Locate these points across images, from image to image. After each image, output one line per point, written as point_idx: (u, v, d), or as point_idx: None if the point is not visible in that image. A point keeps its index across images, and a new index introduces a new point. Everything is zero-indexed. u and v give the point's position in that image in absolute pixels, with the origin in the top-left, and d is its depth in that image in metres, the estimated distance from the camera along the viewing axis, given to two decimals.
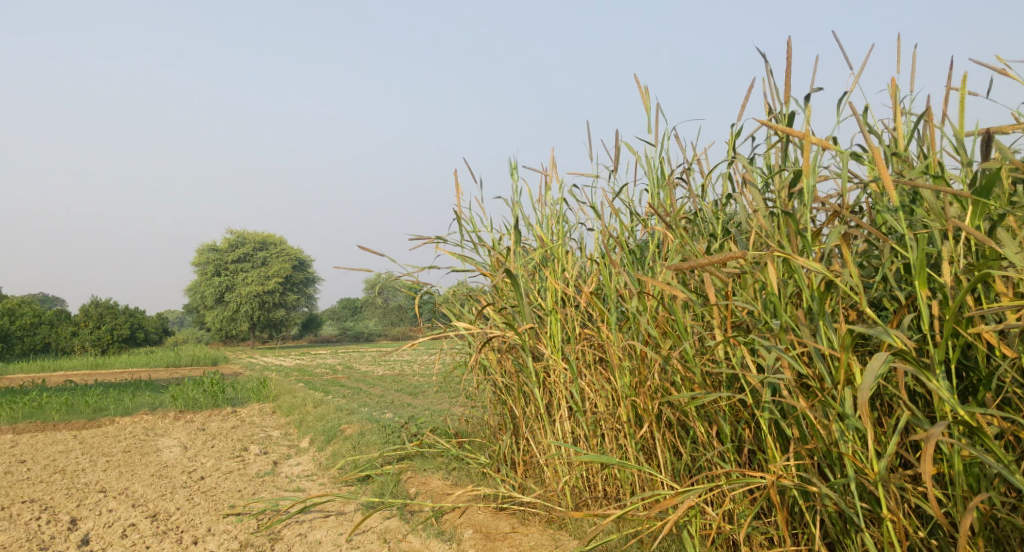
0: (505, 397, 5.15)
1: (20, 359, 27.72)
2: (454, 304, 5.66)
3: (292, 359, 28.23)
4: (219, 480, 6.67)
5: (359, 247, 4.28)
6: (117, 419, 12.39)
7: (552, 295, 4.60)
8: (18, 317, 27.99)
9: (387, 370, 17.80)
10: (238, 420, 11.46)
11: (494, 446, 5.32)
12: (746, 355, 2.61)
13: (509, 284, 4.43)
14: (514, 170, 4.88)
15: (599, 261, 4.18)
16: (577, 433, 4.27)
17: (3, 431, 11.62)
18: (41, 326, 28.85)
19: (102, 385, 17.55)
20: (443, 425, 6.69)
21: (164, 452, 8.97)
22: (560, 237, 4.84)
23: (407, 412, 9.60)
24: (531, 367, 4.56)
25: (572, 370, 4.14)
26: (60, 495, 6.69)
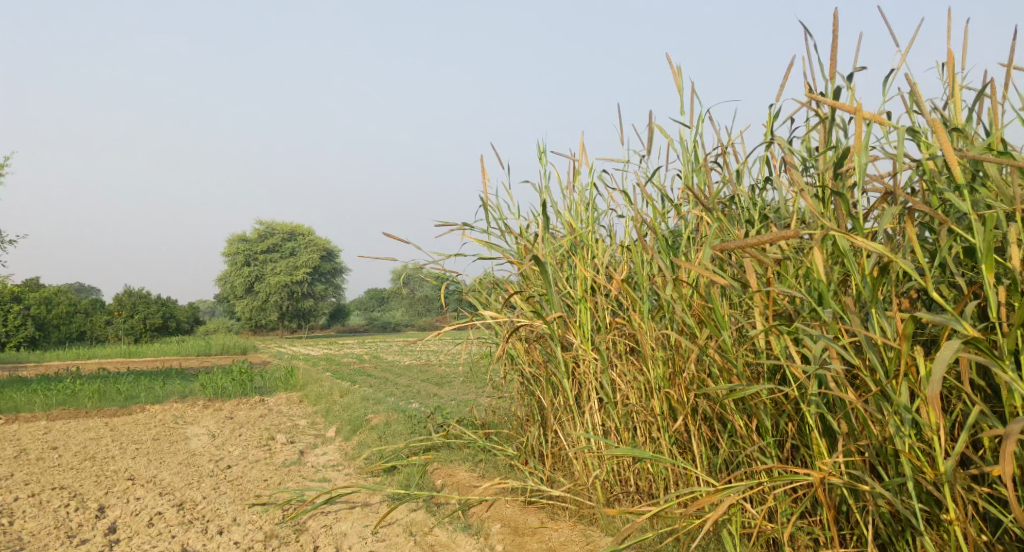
0: (534, 388, 5.05)
1: (57, 346, 28.10)
2: (481, 293, 5.56)
3: (320, 349, 28.37)
4: (246, 470, 6.63)
5: (386, 233, 4.18)
6: (147, 407, 12.46)
7: (582, 283, 4.49)
8: (54, 306, 28.38)
9: (414, 361, 17.78)
10: (265, 409, 11.47)
11: (521, 438, 5.22)
12: (790, 345, 2.50)
13: (537, 272, 4.31)
14: (543, 155, 4.77)
15: (631, 247, 4.05)
16: (608, 425, 4.16)
17: (35, 417, 11.70)
18: (76, 315, 29.23)
19: (133, 372, 17.68)
20: (469, 416, 6.60)
21: (192, 440, 8.97)
22: (590, 224, 4.70)
23: (433, 403, 9.54)
24: (560, 358, 4.45)
25: (604, 360, 4.03)
26: (89, 482, 6.68)
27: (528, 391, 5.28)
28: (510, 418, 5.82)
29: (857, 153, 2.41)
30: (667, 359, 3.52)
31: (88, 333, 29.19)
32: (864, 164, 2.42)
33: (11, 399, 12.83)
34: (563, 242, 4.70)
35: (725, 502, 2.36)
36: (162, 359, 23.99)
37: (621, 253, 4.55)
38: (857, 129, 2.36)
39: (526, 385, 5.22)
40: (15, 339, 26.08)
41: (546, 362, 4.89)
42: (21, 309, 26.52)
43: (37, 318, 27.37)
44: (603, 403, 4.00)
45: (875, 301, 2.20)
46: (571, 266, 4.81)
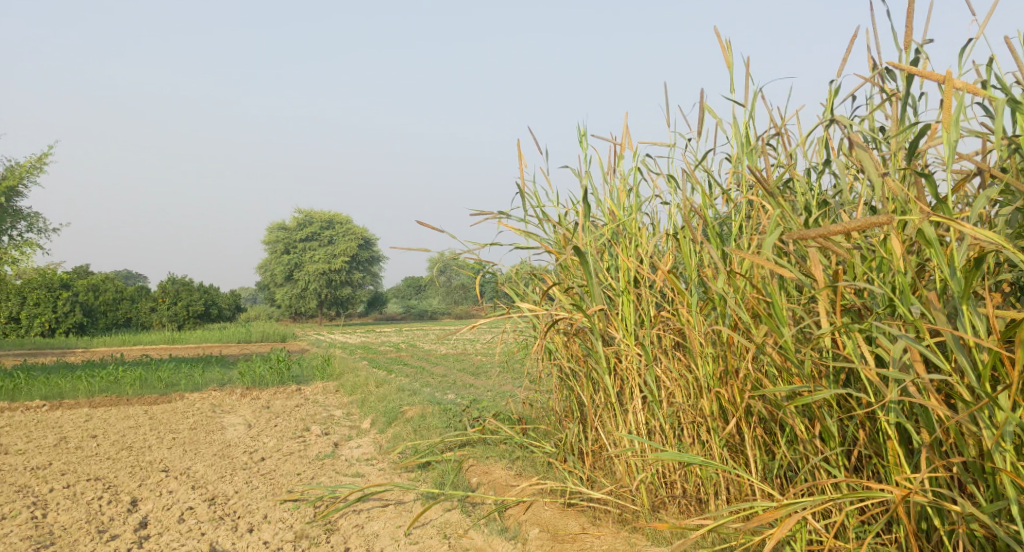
0: (573, 383, 4.85)
1: (103, 333, 28.47)
2: (518, 284, 5.37)
3: (360, 337, 28.37)
4: (280, 462, 6.52)
5: (419, 221, 4.01)
6: (186, 395, 12.45)
7: (624, 274, 4.29)
8: (101, 293, 28.72)
9: (450, 349, 17.65)
10: (302, 398, 11.39)
11: (560, 435, 5.04)
12: (862, 345, 2.32)
13: (577, 261, 4.13)
14: (583, 138, 4.56)
15: (677, 234, 3.85)
16: (652, 425, 3.97)
17: (76, 404, 11.74)
18: (122, 302, 29.55)
19: (175, 360, 17.77)
20: (506, 410, 6.43)
21: (229, 430, 8.91)
22: (633, 211, 4.49)
23: (470, 394, 9.38)
24: (601, 352, 4.26)
25: (648, 358, 3.84)
26: (124, 473, 6.61)
27: (566, 386, 5.09)
28: (547, 413, 5.63)
29: (947, 130, 2.23)
30: (717, 354, 3.32)
31: (134, 319, 29.49)
32: (954, 141, 2.24)
33: (54, 385, 12.89)
34: (605, 230, 4.50)
35: (791, 520, 2.18)
36: (204, 347, 24.11)
37: (667, 243, 4.35)
38: (947, 103, 2.19)
39: (564, 380, 5.03)
40: (63, 325, 26.47)
41: (586, 357, 4.70)
42: (68, 296, 26.88)
43: (85, 305, 27.74)
44: (647, 401, 3.81)
45: (967, 295, 2.01)
46: (612, 255, 4.61)
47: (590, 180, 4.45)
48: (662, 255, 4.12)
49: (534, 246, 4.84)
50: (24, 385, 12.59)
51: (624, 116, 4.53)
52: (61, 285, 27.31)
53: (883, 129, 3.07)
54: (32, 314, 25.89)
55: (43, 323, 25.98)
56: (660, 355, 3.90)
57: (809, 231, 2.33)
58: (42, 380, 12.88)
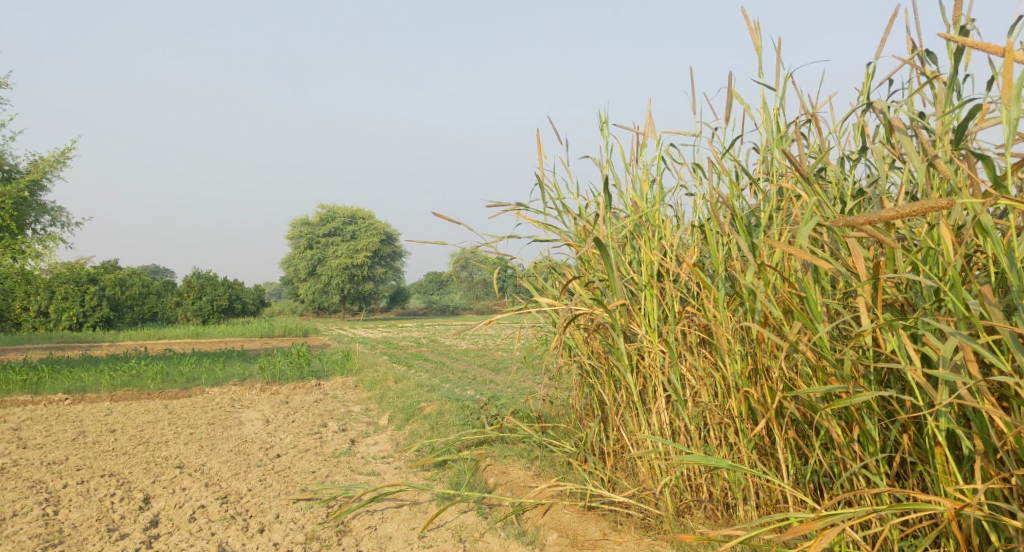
0: (593, 381, 4.70)
1: (130, 327, 28.67)
2: (537, 278, 5.20)
3: (382, 332, 28.31)
4: (295, 460, 6.39)
5: (437, 213, 3.96)
6: (206, 389, 12.40)
7: (647, 267, 4.13)
8: (127, 288, 28.83)
9: (471, 345, 17.51)
10: (322, 393, 11.30)
11: (580, 434, 4.91)
12: (907, 343, 2.18)
13: (597, 254, 3.97)
14: (605, 125, 4.40)
15: (703, 226, 3.70)
16: (677, 425, 3.82)
17: (98, 398, 11.72)
18: (148, 297, 29.69)
19: (197, 354, 17.78)
20: (525, 407, 6.28)
21: (247, 425, 8.81)
22: (657, 202, 4.33)
23: (490, 390, 9.23)
24: (623, 349, 4.10)
25: (672, 356, 3.68)
26: (139, 469, 6.50)
27: (587, 384, 4.94)
28: (568, 411, 5.47)
29: (1006, 105, 2.12)
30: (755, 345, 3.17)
31: (159, 313, 29.61)
32: (1014, 117, 2.13)
33: (76, 378, 12.88)
34: (626, 221, 4.34)
35: (831, 534, 2.04)
36: (228, 341, 24.16)
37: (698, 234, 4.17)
38: (1008, 75, 2.08)
39: (584, 378, 4.87)
40: (91, 319, 26.73)
41: (607, 354, 4.55)
42: (95, 290, 27.11)
43: (111, 299, 27.93)
44: (668, 400, 3.67)
45: None
46: (635, 247, 4.44)
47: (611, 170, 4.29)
48: (688, 248, 3.98)
49: (553, 239, 4.68)
50: (48, 378, 12.58)
51: (648, 101, 4.37)
52: (88, 279, 27.57)
53: (925, 114, 2.92)
54: (60, 308, 26.13)
55: (71, 317, 26.27)
56: (685, 352, 3.76)
57: (852, 219, 2.19)
58: (66, 373, 12.87)
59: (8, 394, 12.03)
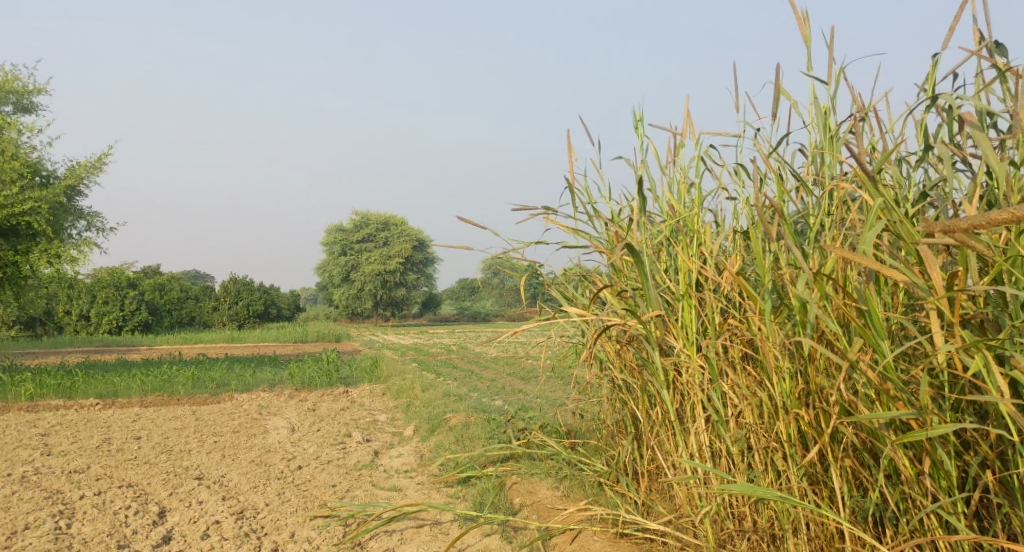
0: (627, 396, 4.49)
1: (168, 332, 28.78)
2: (567, 286, 4.95)
3: (412, 338, 28.11)
4: (317, 472, 6.07)
5: (460, 218, 3.88)
6: (235, 395, 12.20)
7: (684, 276, 3.92)
8: (166, 292, 29.31)
9: (501, 352, 17.22)
10: (349, 402, 11.09)
11: (612, 453, 4.70)
12: (992, 366, 2.02)
13: (633, 263, 3.73)
14: (640, 124, 4.14)
15: (747, 232, 3.48)
16: (718, 447, 3.65)
17: (129, 403, 11.45)
18: (186, 301, 29.92)
19: (229, 359, 17.65)
20: (554, 421, 6.02)
21: (271, 433, 8.54)
22: (696, 205, 4.08)
23: (518, 401, 8.96)
24: (658, 364, 3.89)
25: (713, 374, 3.47)
26: (158, 480, 5.96)
27: (619, 398, 4.69)
28: (598, 427, 5.22)
29: None
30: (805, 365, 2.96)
31: (196, 318, 29.75)
32: None
33: (108, 382, 12.74)
34: (663, 225, 4.09)
35: None
36: (262, 346, 24.12)
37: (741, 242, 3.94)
38: None
39: (617, 393, 4.64)
40: (130, 323, 26.98)
41: (641, 368, 4.33)
42: (135, 294, 27.40)
43: (149, 304, 28.16)
44: (708, 420, 3.48)
45: None
46: (670, 253, 4.19)
47: (647, 170, 4.04)
48: (729, 258, 3.77)
49: (584, 245, 4.43)
50: (81, 383, 12.46)
51: (686, 97, 4.11)
52: (128, 284, 27.88)
53: (997, 110, 2.68)
54: (100, 311, 26.38)
55: (111, 321, 26.49)
56: (726, 369, 3.56)
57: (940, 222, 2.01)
58: (98, 378, 12.74)
59: (39, 399, 11.92)
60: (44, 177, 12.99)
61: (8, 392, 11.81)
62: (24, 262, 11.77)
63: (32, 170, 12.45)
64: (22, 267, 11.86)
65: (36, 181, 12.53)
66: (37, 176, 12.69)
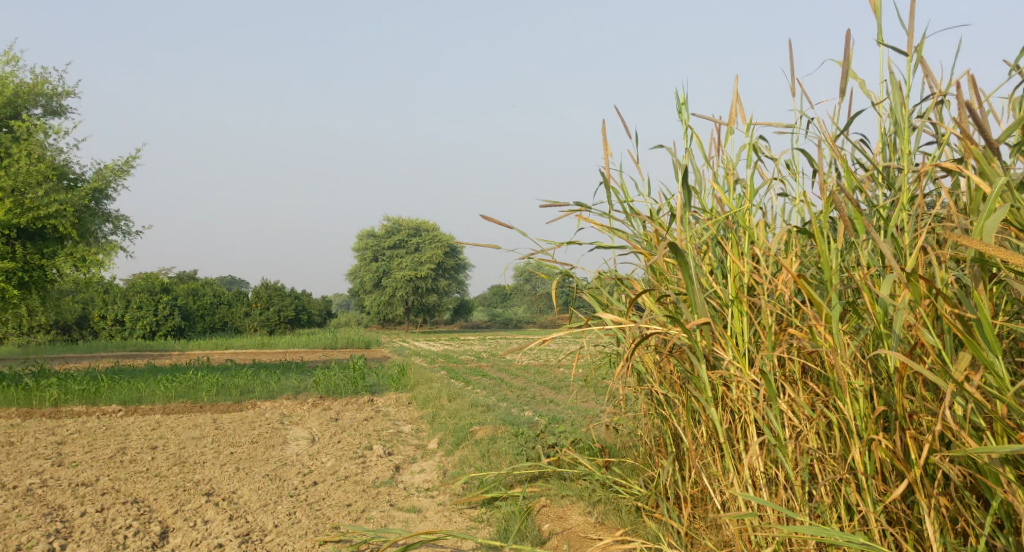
0: (666, 412, 4.14)
1: (201, 337, 28.69)
2: (600, 291, 4.52)
3: (440, 345, 27.78)
4: (332, 489, 5.67)
5: (483, 216, 3.57)
6: (258, 403, 11.86)
7: (734, 280, 3.57)
8: (199, 298, 29.15)
9: (532, 360, 16.75)
10: (374, 411, 10.71)
11: (650, 474, 4.34)
12: None
13: (681, 263, 3.34)
14: (684, 107, 3.72)
15: (811, 230, 3.13)
16: (776, 473, 3.33)
17: (150, 410, 10.79)
18: (220, 307, 29.84)
19: (256, 365, 17.36)
20: (586, 436, 5.61)
21: (291, 444, 8.14)
22: (747, 197, 3.64)
23: (548, 413, 8.53)
24: (705, 378, 3.50)
25: (770, 393, 3.09)
26: (165, 495, 5.47)
27: (656, 414, 4.34)
28: (634, 446, 4.85)
29: None
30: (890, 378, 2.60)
31: (229, 323, 29.70)
32: None
33: (133, 388, 12.41)
34: (711, 222, 3.67)
35: None
36: (293, 352, 23.83)
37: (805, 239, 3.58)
38: None
39: (654, 408, 4.29)
40: (163, 328, 26.90)
41: (683, 382, 3.99)
42: (169, 299, 27.33)
43: (182, 309, 28.14)
44: (763, 442, 3.12)
45: None
46: (715, 254, 3.79)
47: (693, 158, 3.60)
48: (785, 259, 3.41)
49: (620, 246, 4.04)
50: (105, 389, 12.15)
51: (735, 78, 3.72)
52: (162, 289, 27.84)
53: None
54: (135, 316, 26.33)
55: (145, 325, 26.44)
56: (783, 384, 3.22)
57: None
58: (123, 384, 12.40)
59: (63, 405, 11.65)
60: (72, 180, 12.48)
61: (32, 397, 11.54)
62: (50, 266, 11.40)
63: (60, 173, 11.97)
64: (48, 271, 11.46)
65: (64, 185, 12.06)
66: (64, 179, 12.17)
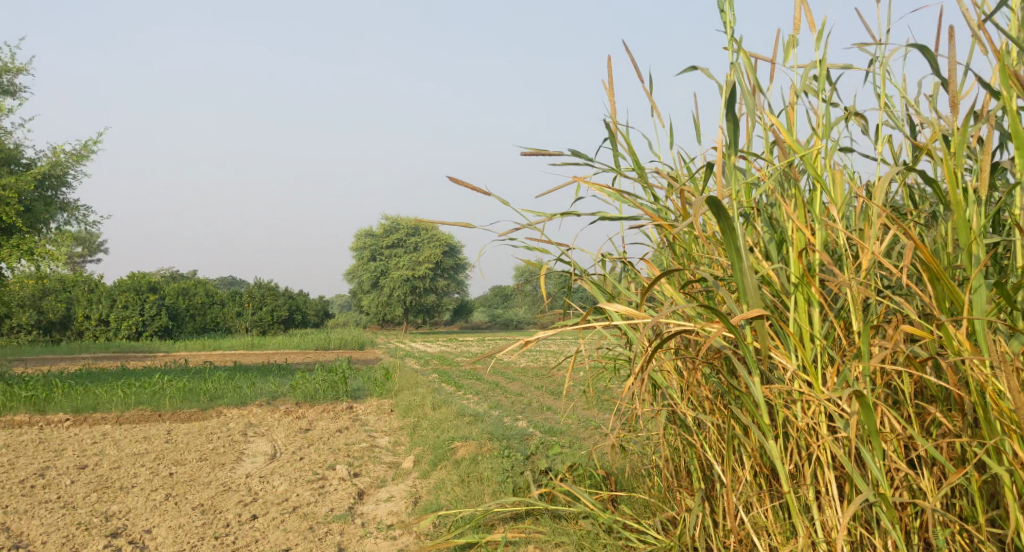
0: (694, 438, 3.08)
1: (190, 336, 27.44)
2: (605, 282, 3.46)
3: (439, 346, 26.70)
4: (270, 527, 4.56)
5: (449, 179, 2.77)
6: (225, 410, 10.74)
7: (799, 255, 2.48)
8: (190, 297, 27.97)
9: (531, 363, 15.57)
10: (350, 420, 9.62)
11: (669, 516, 3.30)
12: None
13: (727, 224, 2.24)
14: (728, 7, 2.63)
15: (937, 177, 2.04)
16: (864, 538, 2.29)
17: (102, 420, 9.68)
18: (212, 306, 28.72)
19: (234, 367, 16.24)
20: (588, 460, 4.52)
21: (244, 461, 7.02)
22: (821, 136, 2.51)
23: (545, 424, 7.44)
24: (758, 395, 2.43)
25: (871, 428, 2.02)
26: (58, 537, 4.38)
27: (679, 439, 3.27)
28: (649, 476, 3.78)
29: None
30: None
31: (220, 323, 28.57)
32: None
33: (90, 395, 11.27)
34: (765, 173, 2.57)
35: None
36: (280, 353, 22.66)
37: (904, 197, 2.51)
38: None
39: (678, 432, 3.23)
40: (150, 328, 25.77)
41: (719, 398, 2.93)
42: (156, 299, 26.20)
43: (170, 309, 26.92)
44: (861, 503, 2.06)
45: None
46: (764, 222, 2.69)
47: (741, 75, 2.49)
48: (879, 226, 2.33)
49: (631, 215, 2.94)
50: (59, 396, 11.02)
51: None
52: (150, 288, 26.70)
53: None
54: (120, 316, 25.22)
55: (130, 326, 25.33)
56: (888, 410, 2.16)
57: None
58: (79, 390, 11.28)
59: (9, 414, 10.52)
60: (20, 165, 11.39)
61: None
62: None
63: (3, 157, 10.90)
64: None
65: (9, 171, 11.05)
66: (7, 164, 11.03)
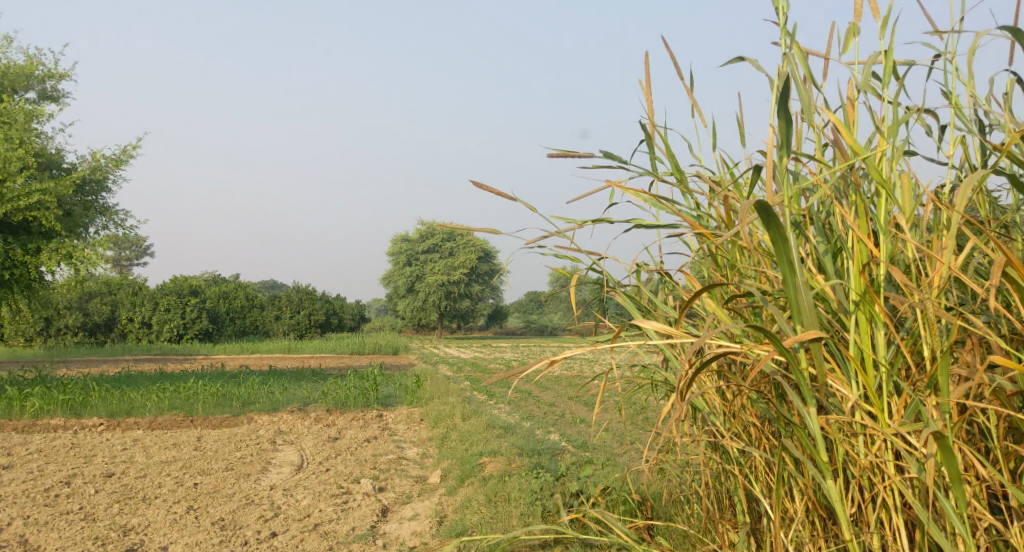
0: (740, 468, 2.83)
1: (230, 339, 27.53)
2: (640, 294, 3.21)
3: (474, 352, 26.50)
4: (289, 546, 4.38)
5: (472, 181, 2.49)
6: (257, 416, 10.64)
7: (860, 269, 2.24)
8: (230, 300, 28.01)
9: (566, 373, 15.32)
10: (380, 429, 9.45)
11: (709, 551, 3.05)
12: None
13: (781, 234, 2.00)
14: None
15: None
16: None
17: (133, 425, 9.61)
18: (251, 310, 28.84)
19: (269, 372, 16.19)
20: (621, 483, 4.28)
21: (270, 472, 6.88)
22: (885, 136, 2.27)
23: (578, 438, 7.21)
24: (814, 425, 2.18)
25: (953, 473, 1.78)
26: None
27: (722, 467, 3.01)
28: (686, 503, 3.53)
29: None
30: None
31: (259, 326, 28.65)
32: None
33: (124, 399, 11.25)
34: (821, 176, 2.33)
35: None
36: (315, 358, 22.65)
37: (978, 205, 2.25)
38: None
39: (721, 461, 2.97)
40: (189, 331, 25.92)
41: (769, 425, 2.68)
42: (196, 302, 26.37)
43: (210, 312, 27.03)
44: None
45: None
46: (820, 231, 2.45)
47: (797, 67, 2.24)
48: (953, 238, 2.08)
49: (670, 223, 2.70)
50: (93, 399, 11.00)
51: None
52: (190, 292, 26.86)
53: None
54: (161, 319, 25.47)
55: (171, 329, 25.51)
56: (968, 450, 1.92)
57: None
58: (114, 394, 11.26)
59: (44, 417, 10.52)
60: (60, 169, 11.42)
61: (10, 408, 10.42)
62: None
63: (43, 161, 10.91)
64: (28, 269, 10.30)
65: (49, 174, 11.08)
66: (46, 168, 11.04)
